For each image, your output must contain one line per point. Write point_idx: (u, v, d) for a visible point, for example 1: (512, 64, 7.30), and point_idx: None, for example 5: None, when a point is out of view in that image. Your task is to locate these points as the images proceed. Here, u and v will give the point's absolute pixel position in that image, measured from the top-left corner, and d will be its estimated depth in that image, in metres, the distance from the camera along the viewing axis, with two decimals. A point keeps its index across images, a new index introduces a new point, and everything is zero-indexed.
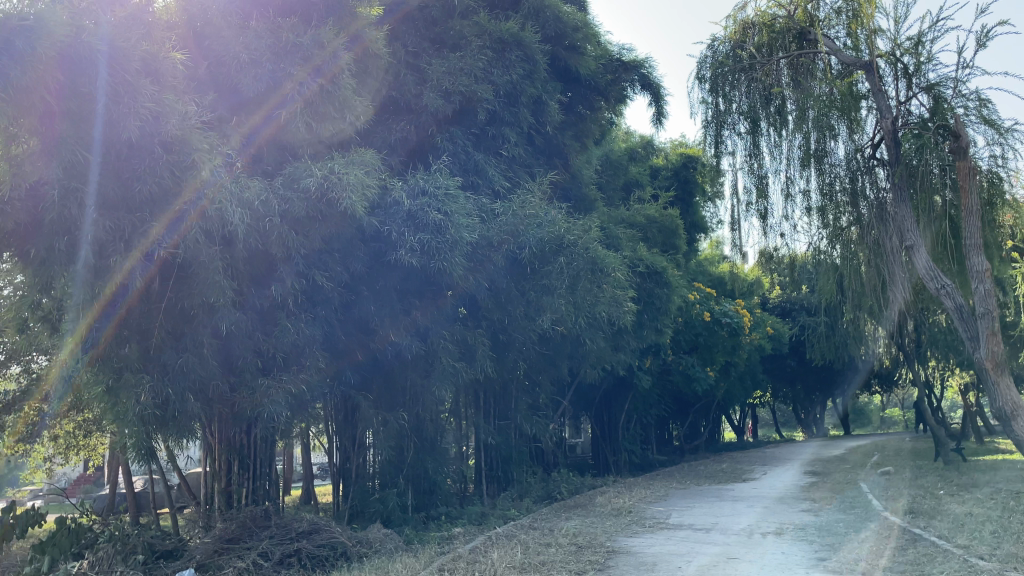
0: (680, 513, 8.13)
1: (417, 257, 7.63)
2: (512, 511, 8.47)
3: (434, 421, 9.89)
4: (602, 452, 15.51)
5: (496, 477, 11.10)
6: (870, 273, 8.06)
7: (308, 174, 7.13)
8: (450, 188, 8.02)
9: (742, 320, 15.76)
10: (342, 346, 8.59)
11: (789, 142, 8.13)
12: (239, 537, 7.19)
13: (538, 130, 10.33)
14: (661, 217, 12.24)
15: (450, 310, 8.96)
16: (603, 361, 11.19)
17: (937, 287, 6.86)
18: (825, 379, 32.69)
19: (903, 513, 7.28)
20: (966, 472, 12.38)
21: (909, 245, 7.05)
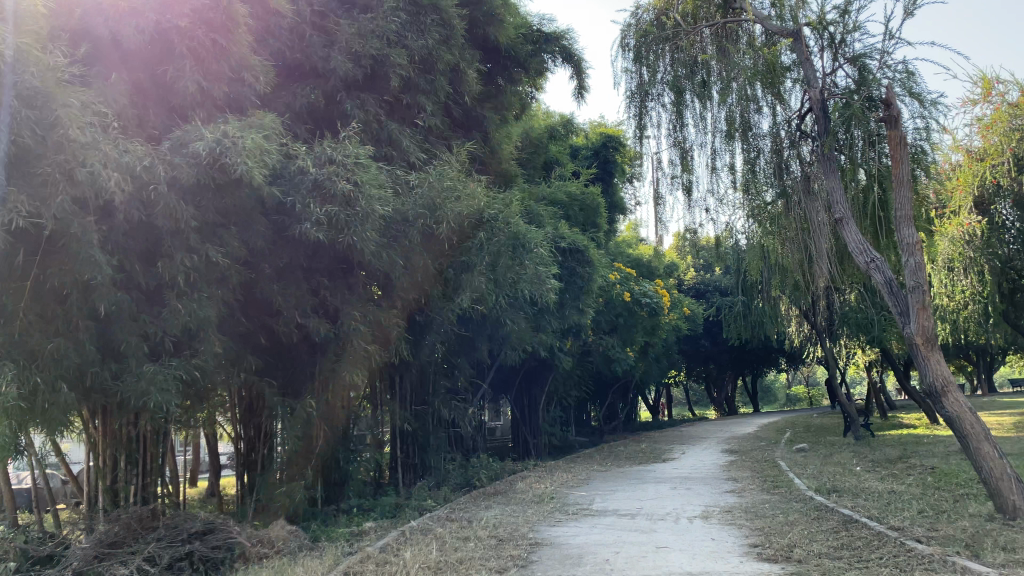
0: (603, 498, 7.85)
1: (324, 231, 7.01)
2: (428, 503, 7.99)
3: (345, 408, 9.29)
4: (523, 435, 15.21)
5: (412, 465, 10.61)
6: (796, 250, 7.86)
7: (197, 137, 6.43)
8: (361, 157, 7.38)
9: (661, 300, 15.62)
10: (243, 329, 7.92)
11: (713, 113, 7.79)
12: (123, 541, 6.52)
13: (455, 100, 9.80)
14: (583, 195, 11.93)
15: (361, 289, 8.39)
16: (524, 343, 10.81)
17: (866, 261, 6.84)
18: (737, 359, 33.41)
19: (826, 491, 7.18)
20: (878, 447, 12.61)
21: (838, 217, 6.92)
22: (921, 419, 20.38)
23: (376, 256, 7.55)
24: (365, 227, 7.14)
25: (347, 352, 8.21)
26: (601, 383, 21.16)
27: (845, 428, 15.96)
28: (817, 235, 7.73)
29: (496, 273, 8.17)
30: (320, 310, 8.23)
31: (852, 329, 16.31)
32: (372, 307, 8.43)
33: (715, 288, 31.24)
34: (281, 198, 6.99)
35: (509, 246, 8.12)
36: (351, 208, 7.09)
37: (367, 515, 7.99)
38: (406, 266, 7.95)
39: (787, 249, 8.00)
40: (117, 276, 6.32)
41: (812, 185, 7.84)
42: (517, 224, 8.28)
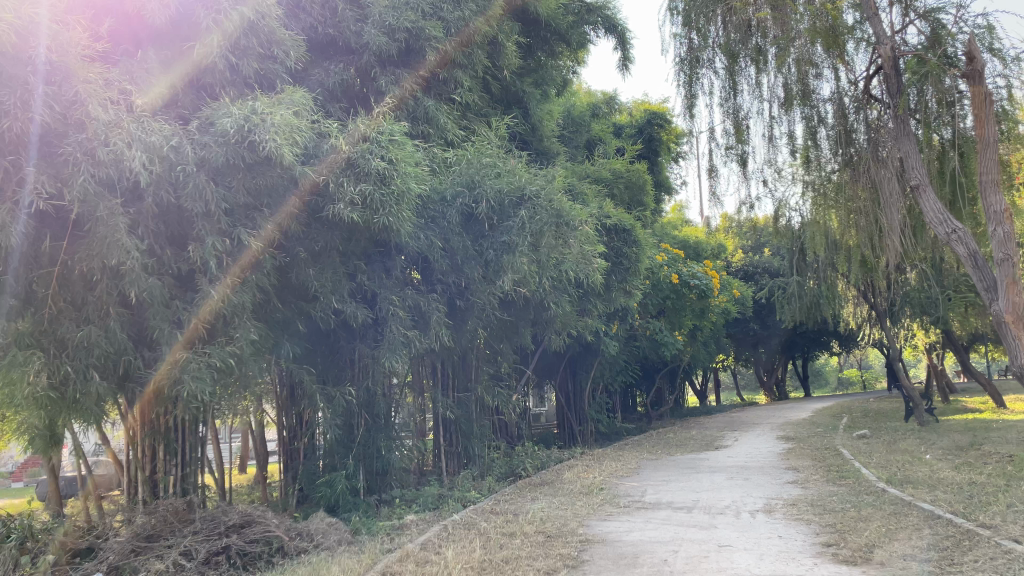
0: (657, 489, 7.44)
1: (358, 211, 6.69)
2: (472, 493, 7.66)
3: (386, 396, 8.99)
4: (569, 422, 14.85)
5: (456, 453, 10.33)
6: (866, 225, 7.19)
7: (224, 114, 6.16)
8: (395, 133, 7.03)
9: (712, 281, 14.97)
10: (280, 315, 7.68)
11: (770, 80, 7.37)
12: (160, 534, 6.29)
13: (494, 75, 9.40)
14: (629, 172, 11.44)
15: (399, 272, 8.08)
16: (569, 327, 10.42)
17: (947, 231, 6.19)
18: (787, 342, 32.52)
19: (899, 483, 6.66)
20: (945, 433, 11.93)
21: (913, 185, 6.42)
22: (988, 402, 19.42)
23: (413, 237, 7.22)
24: (401, 206, 6.80)
25: (386, 338, 7.92)
26: (648, 368, 20.67)
27: (907, 412, 15.21)
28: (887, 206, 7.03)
29: (539, 253, 7.78)
30: (358, 295, 7.95)
31: (915, 309, 15.51)
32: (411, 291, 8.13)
33: (764, 269, 30.37)
34: (313, 178, 6.70)
35: (553, 224, 7.71)
36: (386, 186, 6.76)
37: (409, 507, 7.69)
38: (445, 248, 7.61)
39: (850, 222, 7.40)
40: (146, 261, 6.10)
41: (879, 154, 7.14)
42: (560, 201, 7.87)
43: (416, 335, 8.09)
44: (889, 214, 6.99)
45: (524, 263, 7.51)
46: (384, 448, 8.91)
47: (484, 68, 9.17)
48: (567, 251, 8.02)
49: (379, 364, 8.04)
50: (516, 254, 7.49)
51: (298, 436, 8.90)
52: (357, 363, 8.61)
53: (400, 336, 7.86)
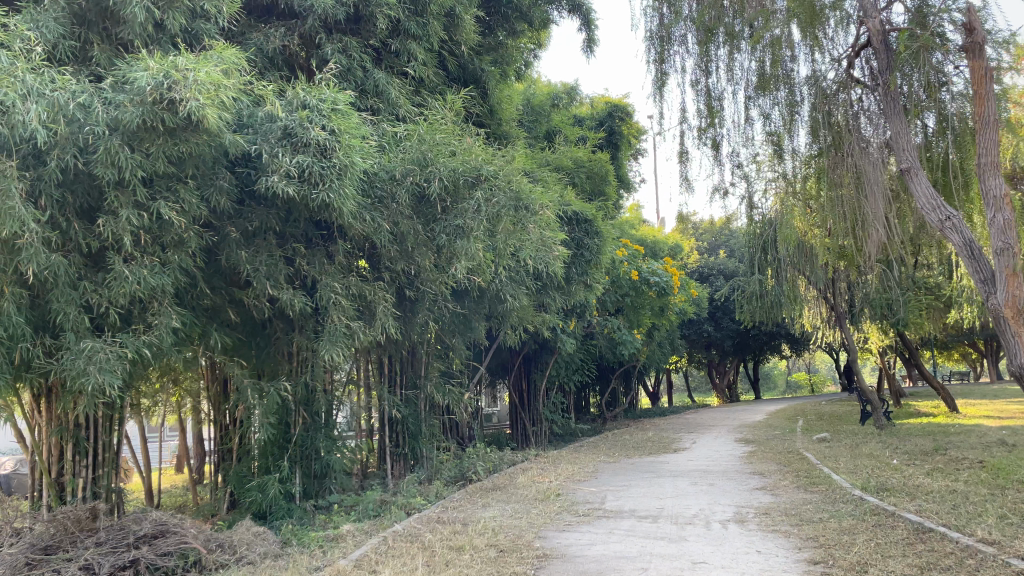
0: (617, 495, 6.91)
1: (294, 186, 6.01)
2: (418, 499, 7.02)
3: (326, 393, 8.30)
4: (522, 422, 14.29)
5: (402, 455, 9.66)
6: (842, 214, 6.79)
7: (141, 69, 5.46)
8: (339, 102, 6.39)
9: (671, 279, 14.42)
10: (207, 302, 6.96)
11: (744, 60, 6.94)
12: (59, 545, 5.54)
13: (451, 51, 8.83)
14: (590, 161, 10.95)
15: (343, 257, 7.41)
16: (525, 322, 9.85)
17: (941, 218, 5.91)
18: (740, 345, 32.53)
19: (877, 491, 6.23)
20: (905, 437, 11.66)
21: (906, 167, 6.16)
22: (940, 407, 19.41)
23: (356, 218, 6.56)
24: (344, 182, 6.14)
25: (325, 328, 7.23)
26: (603, 368, 20.25)
27: (865, 415, 15.01)
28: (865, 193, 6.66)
29: (494, 240, 7.17)
30: (295, 281, 7.25)
31: (875, 312, 15.30)
32: (355, 278, 7.45)
33: (720, 272, 30.42)
34: (246, 148, 6.04)
35: (511, 207, 7.11)
36: (326, 159, 6.09)
37: (347, 515, 7.01)
38: (392, 231, 6.97)
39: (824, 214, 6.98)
40: (48, 234, 5.37)
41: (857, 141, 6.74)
42: (519, 182, 7.28)
43: (360, 325, 7.42)
44: (870, 201, 6.62)
45: (479, 250, 6.89)
46: (324, 449, 8.22)
47: (439, 43, 8.58)
48: (524, 238, 7.45)
49: (318, 357, 7.35)
50: (471, 238, 6.88)
51: (231, 439, 8.16)
52: (296, 357, 7.93)
53: (342, 326, 7.19)
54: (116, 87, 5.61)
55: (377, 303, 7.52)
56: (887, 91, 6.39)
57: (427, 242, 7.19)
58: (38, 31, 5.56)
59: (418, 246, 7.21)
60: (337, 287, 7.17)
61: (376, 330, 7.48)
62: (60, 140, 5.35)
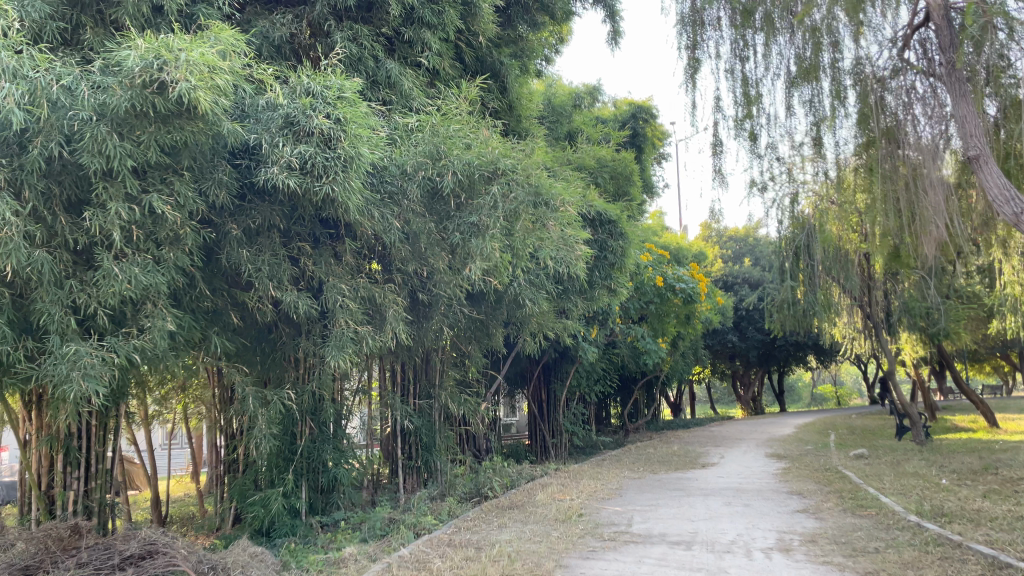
0: (645, 517, 6.36)
1: (296, 178, 5.58)
2: (429, 517, 6.53)
3: (334, 402, 7.85)
4: (541, 433, 13.76)
5: (416, 468, 9.16)
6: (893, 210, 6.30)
7: (131, 50, 5.07)
8: (345, 89, 5.96)
9: (698, 287, 13.84)
10: (207, 304, 6.53)
11: (784, 46, 6.52)
12: (39, 566, 5.09)
13: (468, 42, 8.38)
14: (614, 161, 10.45)
15: (352, 257, 6.97)
16: (545, 329, 9.35)
17: (1016, 212, 5.44)
18: (765, 356, 31.76)
19: (933, 516, 5.66)
20: (949, 454, 10.99)
21: (975, 156, 5.66)
22: (977, 422, 18.60)
23: (364, 214, 6.12)
24: (350, 175, 5.71)
25: (330, 332, 6.77)
26: (625, 378, 19.66)
27: (901, 430, 14.33)
28: (922, 185, 6.19)
29: (512, 239, 6.69)
30: (299, 282, 6.79)
31: (913, 321, 14.63)
32: (364, 279, 6.99)
33: (745, 280, 29.76)
34: (245, 138, 5.64)
35: (530, 204, 6.64)
36: (331, 150, 5.66)
37: (354, 535, 6.51)
38: (403, 229, 6.51)
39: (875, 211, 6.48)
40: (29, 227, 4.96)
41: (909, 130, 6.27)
42: (538, 177, 6.79)
43: (371, 329, 6.94)
44: (930, 192, 6.14)
45: (495, 249, 6.41)
46: (332, 462, 7.72)
47: (456, 33, 8.14)
48: (544, 238, 6.96)
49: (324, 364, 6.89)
50: (487, 237, 6.40)
51: (233, 452, 7.71)
52: (302, 363, 7.47)
53: (350, 330, 6.72)
54: (105, 69, 5.21)
55: (388, 307, 7.04)
56: (953, 70, 5.95)
57: (442, 241, 6.72)
58: (21, 10, 5.19)
59: (430, 246, 6.74)
60: (344, 288, 6.72)
61: (386, 336, 7.00)
62: (45, 127, 4.98)
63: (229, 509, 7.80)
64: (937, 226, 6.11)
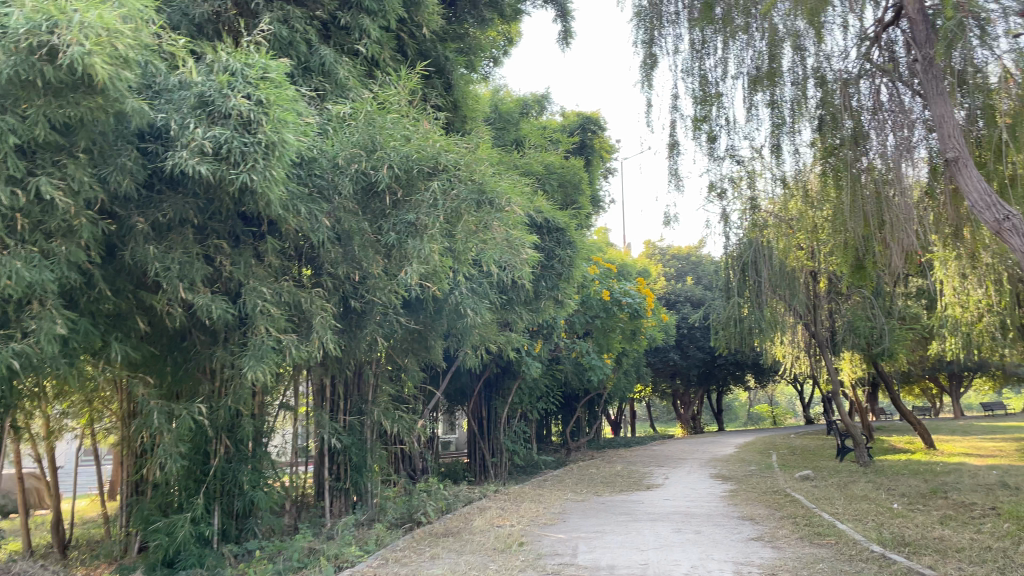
0: (591, 546, 5.85)
1: (208, 164, 4.97)
2: (354, 547, 5.90)
3: (254, 417, 7.16)
4: (481, 452, 13.19)
5: (343, 490, 8.49)
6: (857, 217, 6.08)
7: (17, 8, 4.40)
8: (270, 69, 5.38)
9: (645, 302, 13.68)
10: (108, 307, 5.82)
11: (742, 49, 6.40)
12: None
13: (411, 35, 7.89)
14: (562, 168, 10.05)
15: (275, 258, 6.34)
16: (487, 341, 8.83)
17: (998, 218, 5.23)
18: (705, 375, 31.81)
19: (898, 546, 5.29)
20: (895, 476, 10.82)
21: (952, 156, 5.53)
22: (914, 443, 18.71)
23: (287, 208, 5.51)
24: (272, 163, 5.12)
25: (248, 340, 6.11)
26: (568, 395, 19.23)
27: (844, 451, 14.22)
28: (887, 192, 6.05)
29: (452, 242, 6.16)
30: (214, 284, 6.13)
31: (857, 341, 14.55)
32: (289, 282, 6.36)
33: (687, 299, 29.80)
34: (152, 118, 5.02)
35: (473, 204, 6.15)
36: (250, 134, 5.06)
37: (268, 568, 5.83)
38: (333, 227, 5.93)
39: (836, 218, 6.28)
40: None
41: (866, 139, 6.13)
42: (482, 174, 6.30)
43: (294, 338, 6.31)
44: (899, 198, 6.03)
45: (434, 251, 5.88)
46: (249, 484, 7.02)
47: (398, 23, 7.63)
48: (487, 241, 6.45)
49: (240, 375, 6.22)
50: (425, 237, 5.86)
51: (139, 473, 6.97)
52: (217, 375, 6.79)
53: (270, 339, 6.08)
54: None
55: (315, 313, 6.42)
56: (929, 67, 5.86)
57: (375, 243, 6.15)
58: None
59: (362, 247, 6.16)
60: (265, 291, 6.08)
61: (312, 345, 6.38)
62: None
63: (135, 537, 7.02)
64: (907, 234, 5.98)
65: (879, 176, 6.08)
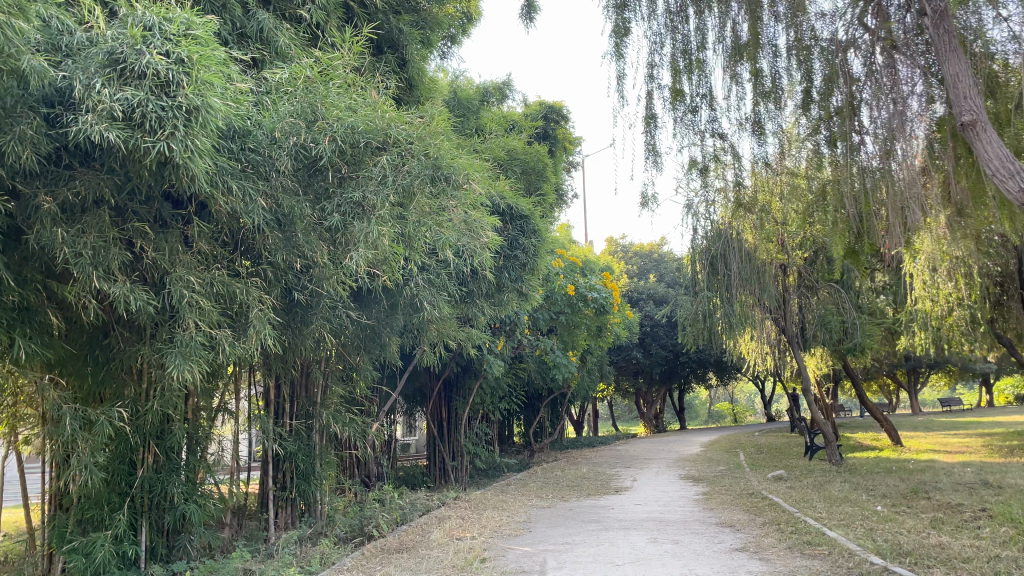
0: (561, 562, 5.29)
1: (119, 131, 4.30)
2: (294, 567, 5.25)
3: (186, 423, 6.46)
4: (440, 456, 12.60)
5: (290, 500, 7.82)
6: (855, 194, 5.32)
7: None
8: (194, 26, 4.71)
9: (611, 297, 13.14)
10: (14, 300, 5.08)
11: (724, 14, 5.50)
12: None
13: (361, 4, 7.24)
14: (525, 155, 9.50)
15: (207, 243, 5.66)
16: (446, 338, 8.25)
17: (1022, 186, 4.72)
18: (668, 373, 31.56)
19: (896, 556, 4.83)
20: (870, 475, 10.48)
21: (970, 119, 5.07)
22: (880, 440, 18.58)
23: (215, 185, 4.85)
24: (195, 132, 4.45)
25: (173, 336, 5.44)
26: (530, 395, 18.70)
27: (812, 449, 13.93)
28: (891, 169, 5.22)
29: (405, 225, 5.58)
30: (132, 271, 5.41)
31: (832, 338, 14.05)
32: (223, 271, 5.68)
33: (649, 296, 29.52)
34: (54, 78, 4.31)
35: (428, 181, 5.56)
36: (168, 97, 4.39)
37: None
38: (271, 208, 5.28)
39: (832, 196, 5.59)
40: None
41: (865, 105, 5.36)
42: (438, 149, 5.70)
43: (228, 333, 5.65)
44: (903, 173, 5.19)
45: (384, 234, 5.28)
46: (180, 496, 6.31)
47: None
48: (444, 225, 5.89)
49: (166, 376, 5.54)
50: (375, 220, 5.28)
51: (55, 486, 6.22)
52: (142, 375, 6.06)
53: (199, 334, 5.42)
54: None
55: (252, 305, 5.75)
56: (940, 20, 5.26)
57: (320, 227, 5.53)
58: None
59: (303, 230, 5.52)
60: (194, 281, 5.40)
61: (249, 342, 5.71)
62: None
63: (52, 558, 6.30)
64: (914, 212, 5.18)
65: (881, 149, 5.27)
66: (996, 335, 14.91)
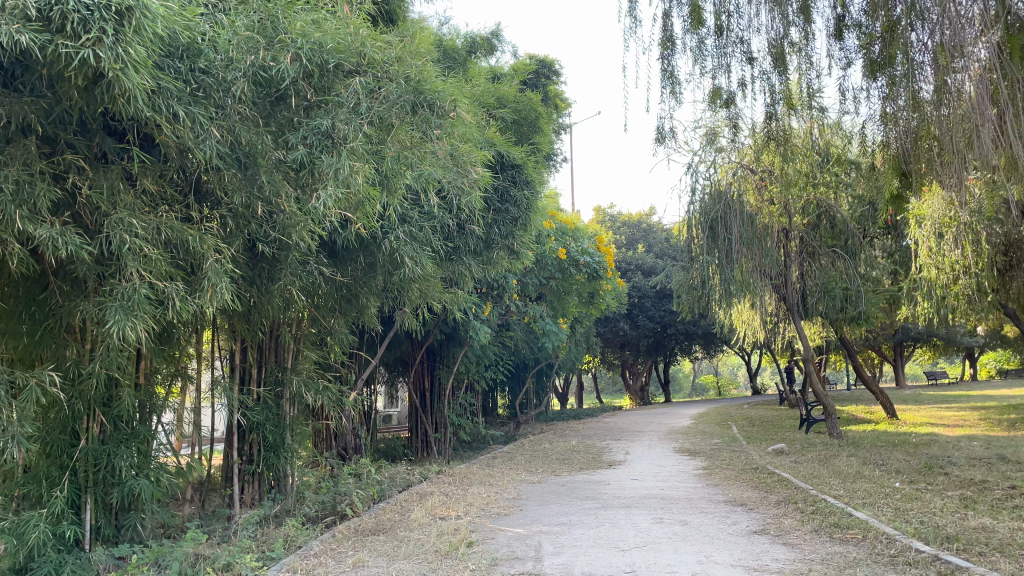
0: (559, 547, 4.64)
1: (35, 35, 3.56)
2: (252, 552, 4.58)
3: (136, 389, 5.77)
4: (423, 428, 12.02)
5: (257, 474, 7.17)
6: (909, 125, 4.95)
7: None
8: None
9: (605, 261, 12.52)
10: None
11: None
12: None
13: None
14: (516, 102, 8.79)
15: (155, 181, 4.94)
16: (429, 299, 7.57)
17: None
18: (655, 345, 31.11)
19: (941, 543, 4.24)
20: (875, 449, 9.96)
21: None
22: (874, 413, 18.15)
23: (157, 107, 4.14)
24: (127, 38, 3.73)
25: (113, 287, 4.72)
26: (516, 365, 18.08)
27: (809, 421, 13.43)
28: (953, 89, 4.67)
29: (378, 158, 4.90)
30: (65, 211, 4.67)
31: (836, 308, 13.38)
32: (172, 214, 4.94)
33: (637, 267, 28.98)
34: None
35: (407, 108, 4.94)
36: None
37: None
38: (226, 141, 4.58)
39: (885, 124, 5.10)
40: None
41: (920, 19, 4.71)
42: (419, 70, 5.05)
43: (180, 285, 4.94)
44: (970, 100, 4.66)
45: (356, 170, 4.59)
46: (129, 470, 5.62)
47: None
48: (426, 156, 5.27)
49: (107, 334, 4.82)
50: (349, 155, 4.66)
51: None
52: (85, 334, 5.39)
53: (145, 286, 4.70)
54: None
55: (207, 255, 5.02)
56: None
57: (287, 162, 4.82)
58: None
59: (265, 167, 4.82)
60: (137, 225, 4.68)
61: (203, 297, 5.00)
62: None
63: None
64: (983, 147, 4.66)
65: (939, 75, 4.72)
66: (999, 305, 14.42)
